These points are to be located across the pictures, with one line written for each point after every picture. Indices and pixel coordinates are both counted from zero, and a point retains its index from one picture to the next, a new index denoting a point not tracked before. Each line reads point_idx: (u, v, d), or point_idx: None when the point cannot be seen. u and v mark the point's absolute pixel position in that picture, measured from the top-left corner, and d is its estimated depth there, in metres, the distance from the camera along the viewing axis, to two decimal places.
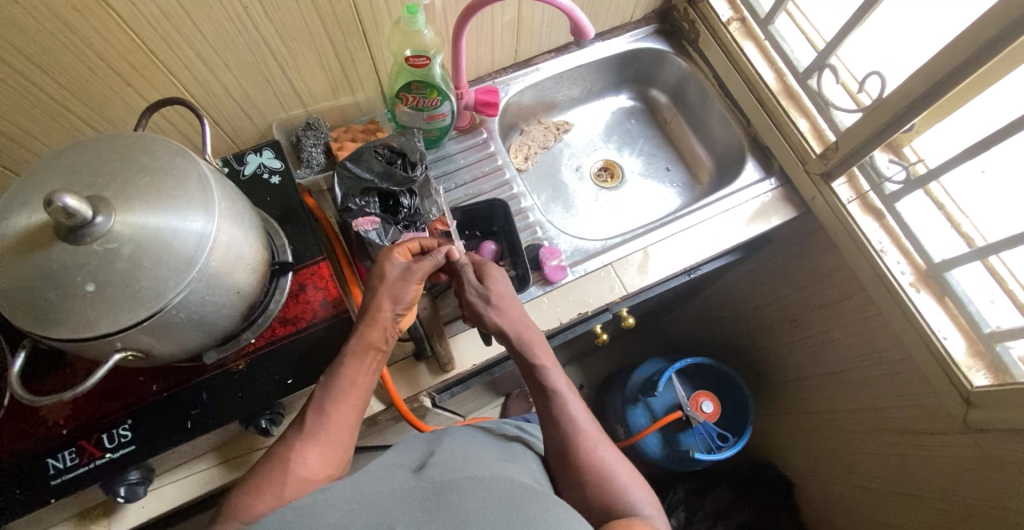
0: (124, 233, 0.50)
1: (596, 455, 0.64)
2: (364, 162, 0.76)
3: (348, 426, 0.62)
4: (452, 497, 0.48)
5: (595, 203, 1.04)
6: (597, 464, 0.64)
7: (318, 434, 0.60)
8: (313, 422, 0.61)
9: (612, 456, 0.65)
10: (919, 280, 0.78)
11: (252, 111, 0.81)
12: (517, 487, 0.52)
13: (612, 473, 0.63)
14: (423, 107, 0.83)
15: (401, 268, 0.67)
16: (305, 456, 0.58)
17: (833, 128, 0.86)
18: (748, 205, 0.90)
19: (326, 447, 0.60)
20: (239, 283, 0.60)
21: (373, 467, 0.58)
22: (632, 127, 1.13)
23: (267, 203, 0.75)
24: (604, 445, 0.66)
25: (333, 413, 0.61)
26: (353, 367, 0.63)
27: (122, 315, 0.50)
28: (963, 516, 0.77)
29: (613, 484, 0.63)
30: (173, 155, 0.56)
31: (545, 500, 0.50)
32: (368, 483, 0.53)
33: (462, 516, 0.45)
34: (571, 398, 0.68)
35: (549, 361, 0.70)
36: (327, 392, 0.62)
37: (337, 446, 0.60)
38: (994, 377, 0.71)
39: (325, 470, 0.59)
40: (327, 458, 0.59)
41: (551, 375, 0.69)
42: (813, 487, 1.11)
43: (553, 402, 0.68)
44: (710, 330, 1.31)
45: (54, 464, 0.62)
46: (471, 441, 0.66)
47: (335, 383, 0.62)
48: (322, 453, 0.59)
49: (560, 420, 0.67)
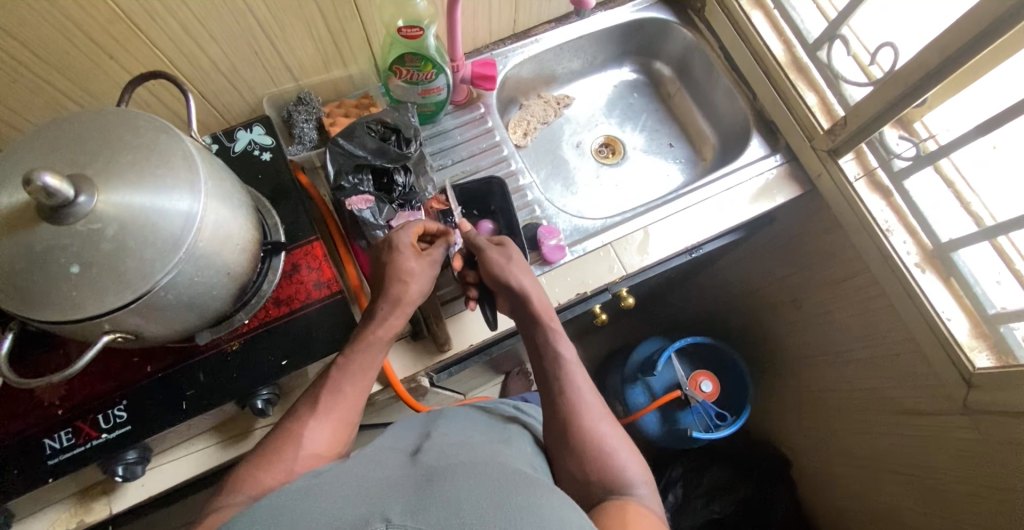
0: (108, 213, 0.49)
1: (596, 430, 0.64)
2: (356, 138, 0.74)
3: (360, 404, 0.63)
4: (445, 484, 0.47)
5: (596, 181, 1.02)
6: (596, 443, 0.63)
7: (331, 411, 0.61)
8: (328, 398, 0.62)
9: (612, 432, 0.65)
10: (925, 260, 0.77)
11: (242, 85, 0.78)
12: (513, 473, 0.50)
13: (611, 451, 0.63)
14: (418, 81, 0.80)
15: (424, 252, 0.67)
16: (317, 433, 0.59)
17: (841, 102, 0.83)
18: (751, 182, 0.87)
19: (338, 425, 0.61)
20: (229, 264, 0.59)
21: (369, 451, 0.57)
22: (634, 101, 1.10)
23: (258, 180, 0.74)
24: (605, 420, 0.66)
25: (348, 391, 0.63)
26: (366, 349, 0.63)
27: (108, 297, 0.49)
28: (962, 496, 0.77)
29: (611, 462, 0.62)
30: (156, 132, 0.54)
31: (540, 485, 0.49)
32: (360, 472, 0.51)
33: (455, 502, 0.44)
34: (576, 367, 0.69)
35: (559, 328, 0.71)
36: (342, 372, 0.63)
37: (349, 424, 0.62)
38: (996, 358, 0.70)
39: (335, 446, 0.60)
40: (339, 434, 0.61)
41: (562, 345, 0.70)
42: (810, 465, 1.12)
43: (563, 370, 0.68)
44: (711, 309, 1.30)
45: (50, 444, 0.62)
46: (468, 425, 0.65)
47: (348, 365, 0.63)
48: (334, 431, 0.60)
49: (567, 389, 0.67)
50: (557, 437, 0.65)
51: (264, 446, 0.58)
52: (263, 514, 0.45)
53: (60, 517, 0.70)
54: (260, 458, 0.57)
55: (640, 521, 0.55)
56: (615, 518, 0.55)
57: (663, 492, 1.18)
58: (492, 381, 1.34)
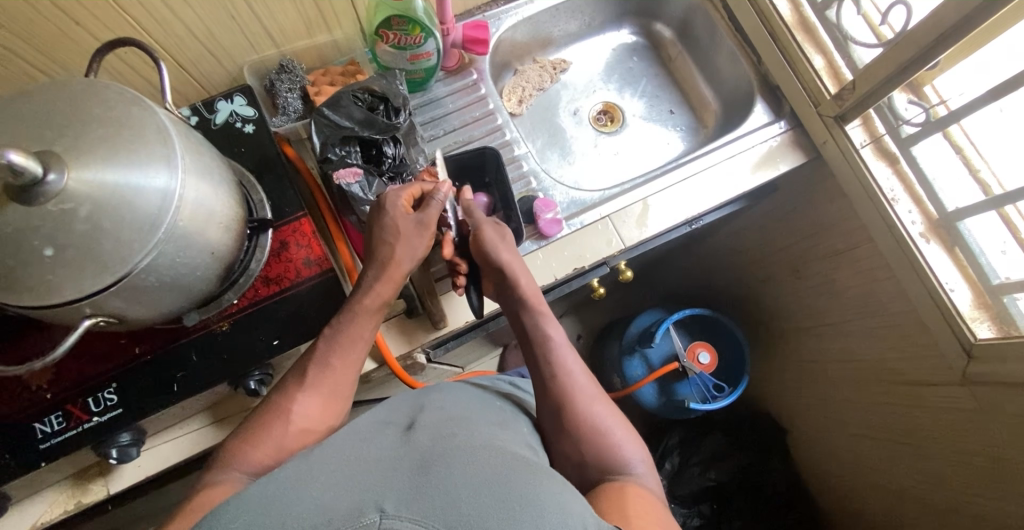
0: (80, 192, 0.46)
1: (591, 410, 0.64)
2: (343, 108, 0.70)
3: (350, 376, 0.62)
4: (441, 471, 0.45)
5: (594, 150, 0.99)
6: (592, 423, 0.63)
7: (318, 384, 0.60)
8: (316, 373, 0.61)
9: (607, 412, 0.65)
10: (930, 230, 0.75)
11: (220, 52, 0.74)
12: (510, 460, 0.49)
13: (606, 431, 0.63)
14: (406, 46, 0.76)
15: (413, 219, 0.64)
16: (307, 407, 0.59)
17: (850, 65, 0.80)
18: (754, 150, 0.84)
19: (329, 400, 0.60)
20: (213, 243, 0.57)
21: (360, 428, 0.56)
22: (634, 65, 1.06)
23: (241, 154, 0.70)
24: (599, 401, 0.66)
25: (335, 364, 0.61)
26: (357, 321, 0.62)
27: (86, 280, 0.47)
28: (958, 464, 0.78)
29: (608, 443, 0.62)
30: (127, 104, 0.51)
31: (538, 473, 0.48)
32: (352, 454, 0.50)
33: (451, 492, 0.43)
34: (566, 350, 0.69)
35: (547, 311, 0.71)
36: (332, 344, 0.62)
37: (340, 396, 0.61)
38: (998, 329, 0.69)
39: (326, 418, 0.60)
40: (330, 407, 0.60)
41: (552, 328, 0.70)
42: (806, 433, 1.13)
43: (552, 352, 0.68)
44: (710, 279, 1.29)
45: (41, 428, 0.61)
46: (462, 401, 0.64)
47: (338, 336, 0.62)
48: (322, 405, 0.60)
49: (557, 371, 0.67)
50: (552, 419, 0.65)
51: (255, 418, 0.59)
52: (254, 502, 0.44)
53: (57, 499, 0.70)
54: (249, 432, 0.58)
55: (639, 500, 0.56)
56: (615, 497, 0.55)
57: (661, 460, 1.23)
58: (490, 354, 1.34)
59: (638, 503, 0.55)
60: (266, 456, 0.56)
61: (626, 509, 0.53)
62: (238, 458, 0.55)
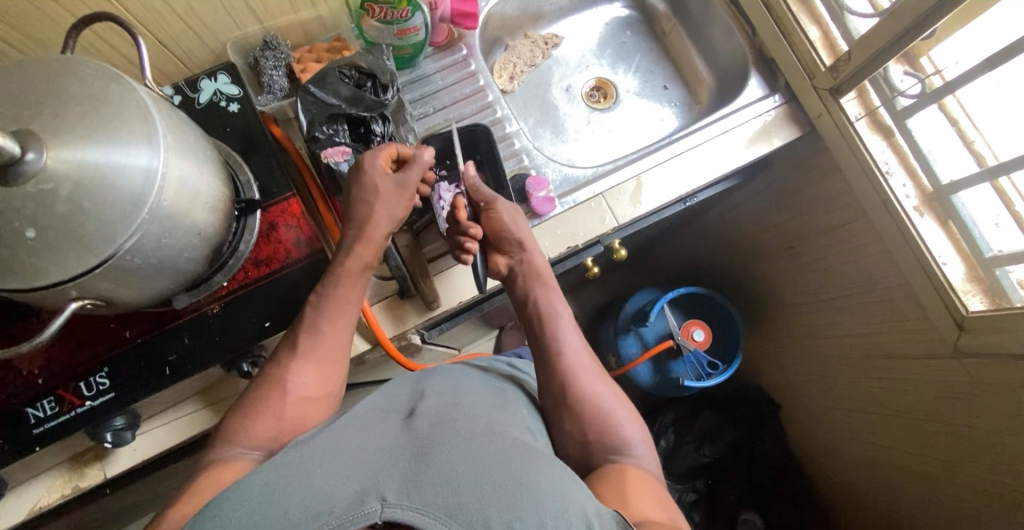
0: (60, 171, 0.45)
1: (594, 390, 0.65)
2: (329, 85, 0.68)
3: (342, 341, 0.63)
4: (441, 457, 0.46)
5: (587, 127, 0.98)
6: (594, 405, 0.64)
7: (312, 351, 0.60)
8: (309, 339, 0.61)
9: (609, 392, 0.66)
10: (924, 203, 0.75)
11: (202, 29, 0.72)
12: (507, 443, 0.50)
13: (608, 413, 0.64)
14: (393, 20, 0.75)
15: (393, 179, 0.64)
16: (302, 376, 0.60)
17: (845, 36, 0.79)
18: (749, 125, 0.83)
19: (323, 365, 0.61)
20: (199, 223, 0.56)
21: (360, 412, 0.56)
22: (627, 40, 1.04)
23: (227, 134, 0.69)
24: (603, 381, 0.67)
25: (325, 329, 0.61)
26: (342, 284, 0.62)
27: (70, 262, 0.46)
28: (949, 436, 0.78)
29: (610, 425, 0.63)
30: (105, 81, 0.49)
31: (536, 459, 0.49)
32: (352, 438, 0.50)
33: (451, 479, 0.43)
34: (570, 328, 0.71)
35: (555, 287, 0.74)
36: (318, 309, 0.61)
37: (335, 361, 0.62)
38: (989, 301, 0.69)
39: (323, 385, 0.61)
40: (325, 373, 0.61)
41: (558, 303, 0.73)
42: (799, 408, 1.14)
43: (557, 329, 0.71)
44: (704, 257, 1.29)
45: (34, 413, 0.61)
46: (461, 383, 0.65)
47: (325, 301, 0.62)
48: (319, 371, 0.60)
49: (562, 347, 0.69)
50: (555, 399, 0.66)
51: (251, 394, 0.59)
52: (255, 490, 0.44)
53: (54, 483, 0.70)
54: (247, 408, 0.58)
55: (638, 483, 0.57)
56: (616, 482, 0.56)
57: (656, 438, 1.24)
58: (486, 336, 1.34)
59: (638, 487, 0.56)
60: (264, 440, 0.56)
61: (625, 493, 0.55)
62: (238, 434, 0.56)
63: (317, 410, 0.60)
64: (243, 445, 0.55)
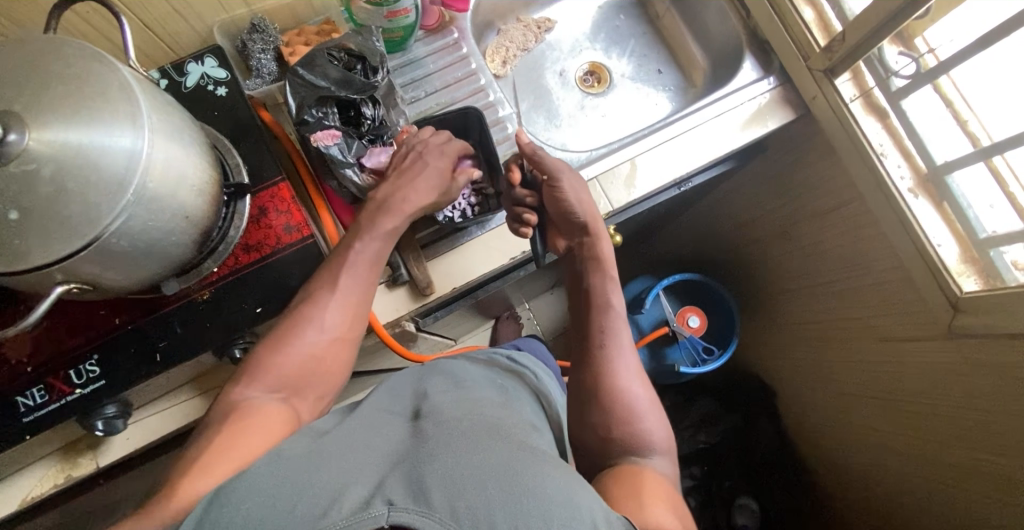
0: (43, 152, 0.44)
1: (627, 390, 0.65)
2: (317, 67, 0.68)
3: (368, 289, 0.64)
4: (449, 458, 0.44)
5: (581, 112, 0.97)
6: (625, 400, 0.64)
7: (349, 294, 0.62)
8: (340, 283, 0.62)
9: (642, 395, 0.66)
10: (918, 185, 0.74)
11: (188, 11, 0.71)
12: (513, 444, 0.48)
13: (635, 411, 0.64)
14: (383, 2, 0.73)
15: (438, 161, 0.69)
16: (336, 313, 0.62)
17: (840, 16, 0.78)
18: (743, 108, 0.82)
19: (356, 310, 0.63)
20: (187, 206, 0.55)
21: (366, 416, 0.56)
22: (621, 24, 1.03)
23: (215, 118, 0.68)
24: (639, 382, 0.66)
25: (355, 279, 0.63)
26: (383, 240, 0.65)
27: (55, 244, 0.45)
28: (944, 418, 0.79)
29: (634, 424, 0.63)
30: (88, 60, 0.48)
31: (540, 460, 0.47)
32: (363, 442, 0.50)
33: (458, 480, 0.42)
34: (621, 320, 0.70)
35: (616, 279, 0.73)
36: (360, 259, 0.64)
37: (366, 308, 0.64)
38: (983, 282, 0.69)
39: (351, 327, 0.63)
40: (357, 318, 0.63)
41: (615, 295, 0.72)
42: (794, 394, 1.15)
43: (608, 315, 0.70)
44: (700, 244, 1.28)
45: (24, 402, 0.60)
46: (465, 382, 0.64)
47: (365, 250, 0.64)
48: (346, 316, 0.62)
49: (606, 336, 0.68)
50: (589, 385, 0.66)
51: (284, 320, 0.61)
52: (253, 488, 0.43)
53: (47, 472, 0.69)
54: (281, 331, 0.60)
55: (654, 486, 0.56)
56: (630, 482, 0.56)
57: None
58: (482, 325, 1.34)
59: (653, 488, 0.56)
60: None
61: (641, 495, 0.54)
62: (264, 371, 0.58)
63: (341, 351, 0.63)
64: (265, 386, 0.58)
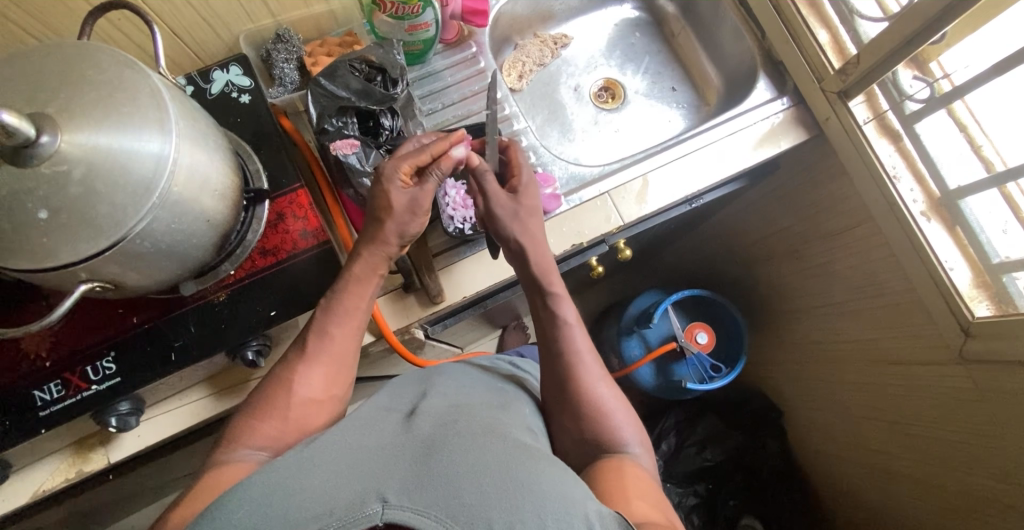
0: (74, 154, 0.46)
1: (596, 393, 0.64)
2: (339, 78, 0.70)
3: (350, 347, 0.63)
4: (449, 458, 0.45)
5: (595, 127, 0.98)
6: (595, 403, 0.63)
7: (320, 356, 0.61)
8: (314, 344, 0.61)
9: (610, 394, 0.65)
10: (932, 209, 0.74)
11: (216, 22, 0.74)
12: (512, 446, 0.49)
13: (607, 413, 0.63)
14: (404, 16, 0.75)
15: (408, 195, 0.61)
16: (309, 377, 0.60)
17: (855, 40, 0.79)
18: (756, 127, 0.83)
19: (329, 368, 0.61)
20: (208, 211, 0.56)
21: (364, 413, 0.56)
22: (636, 42, 1.05)
23: (237, 124, 0.70)
24: (604, 382, 0.65)
25: (335, 334, 0.62)
26: (352, 290, 0.62)
27: (81, 244, 0.46)
28: (955, 443, 0.77)
29: (608, 424, 0.63)
30: (120, 66, 0.50)
31: (542, 464, 0.48)
32: (358, 438, 0.50)
33: (454, 480, 0.42)
34: (578, 329, 0.67)
35: (561, 291, 0.68)
36: (328, 314, 0.61)
37: (342, 365, 0.62)
38: (996, 307, 0.69)
39: (329, 390, 0.61)
40: (334, 378, 0.61)
41: (564, 307, 0.68)
42: (802, 414, 1.14)
43: (562, 330, 0.67)
44: (711, 261, 1.29)
45: (40, 396, 0.62)
46: (463, 385, 0.64)
47: (335, 305, 0.62)
48: (326, 373, 0.61)
49: (563, 348, 0.66)
50: (557, 396, 0.65)
51: (259, 394, 0.60)
52: (257, 490, 0.43)
53: (58, 467, 0.70)
54: (254, 409, 0.58)
55: (638, 482, 0.56)
56: (614, 478, 0.55)
57: (657, 441, 1.26)
58: (490, 335, 1.35)
59: (635, 484, 0.55)
60: (270, 436, 0.57)
61: (626, 492, 0.53)
62: (245, 434, 0.56)
63: (322, 413, 0.60)
64: (253, 450, 0.55)
